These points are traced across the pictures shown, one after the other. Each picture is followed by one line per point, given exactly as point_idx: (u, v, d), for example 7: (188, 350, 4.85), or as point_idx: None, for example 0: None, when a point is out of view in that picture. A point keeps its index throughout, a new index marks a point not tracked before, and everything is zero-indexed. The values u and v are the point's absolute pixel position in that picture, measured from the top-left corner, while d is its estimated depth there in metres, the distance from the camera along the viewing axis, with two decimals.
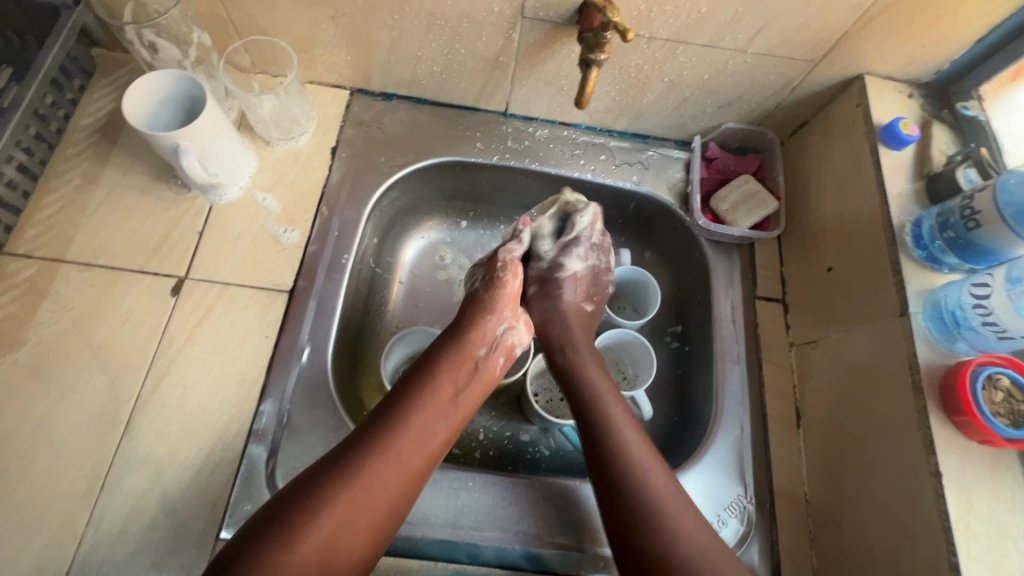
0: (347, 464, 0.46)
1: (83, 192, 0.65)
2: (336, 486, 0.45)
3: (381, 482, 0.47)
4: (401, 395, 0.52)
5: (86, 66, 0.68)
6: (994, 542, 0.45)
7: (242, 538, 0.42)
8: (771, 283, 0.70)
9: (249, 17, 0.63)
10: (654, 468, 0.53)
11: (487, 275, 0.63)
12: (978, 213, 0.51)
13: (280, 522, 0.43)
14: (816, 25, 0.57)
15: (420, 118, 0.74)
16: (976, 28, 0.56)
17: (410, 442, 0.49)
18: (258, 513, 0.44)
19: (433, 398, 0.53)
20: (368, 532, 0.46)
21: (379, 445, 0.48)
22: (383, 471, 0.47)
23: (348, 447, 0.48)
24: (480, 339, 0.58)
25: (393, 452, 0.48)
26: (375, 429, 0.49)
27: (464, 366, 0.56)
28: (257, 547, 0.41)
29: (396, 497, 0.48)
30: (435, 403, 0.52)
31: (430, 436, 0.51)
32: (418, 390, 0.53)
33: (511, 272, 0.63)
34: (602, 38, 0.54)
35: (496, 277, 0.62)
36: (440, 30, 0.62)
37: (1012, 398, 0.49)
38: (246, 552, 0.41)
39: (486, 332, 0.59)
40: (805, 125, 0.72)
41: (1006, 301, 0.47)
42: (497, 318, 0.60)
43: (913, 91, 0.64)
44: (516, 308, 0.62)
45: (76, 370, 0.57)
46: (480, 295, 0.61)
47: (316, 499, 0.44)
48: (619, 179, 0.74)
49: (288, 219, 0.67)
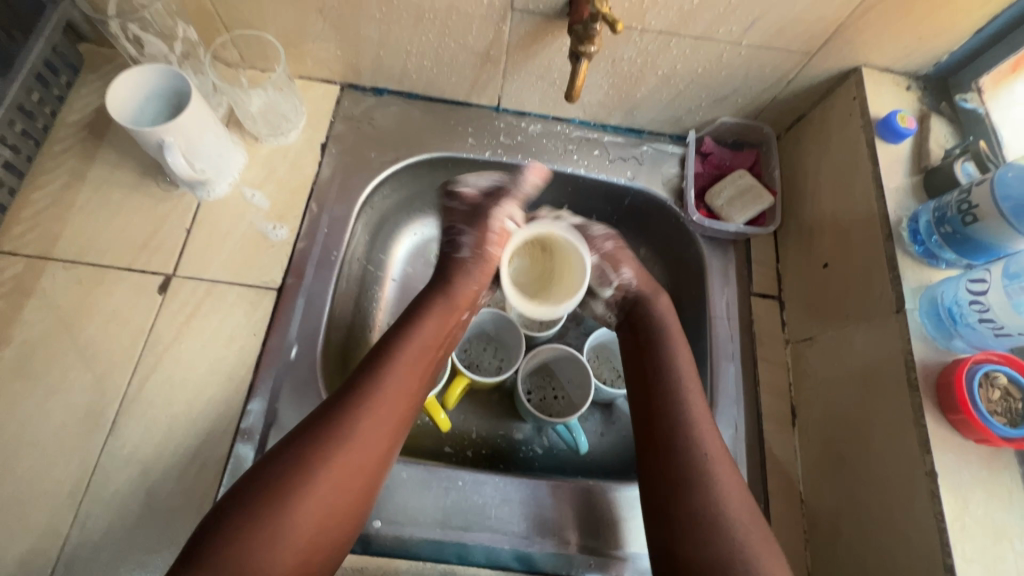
0: (339, 412, 0.48)
1: (70, 189, 0.64)
2: (323, 450, 0.46)
3: (376, 425, 0.48)
4: (374, 355, 0.52)
5: (73, 62, 0.68)
6: (991, 543, 0.44)
7: (216, 513, 0.43)
8: (767, 279, 0.69)
9: (235, 10, 0.62)
10: (706, 433, 0.51)
11: (478, 241, 0.62)
12: (976, 208, 0.50)
13: (261, 492, 0.43)
14: (811, 16, 0.56)
15: (411, 114, 0.73)
16: (977, 18, 0.55)
17: (392, 398, 0.50)
18: (234, 487, 0.44)
19: (410, 354, 0.53)
20: (365, 485, 0.47)
21: (357, 404, 0.48)
22: (369, 426, 0.48)
23: (323, 413, 0.48)
24: (458, 299, 0.59)
25: (377, 408, 0.49)
26: (351, 390, 0.49)
27: (441, 321, 0.57)
28: (261, 499, 0.43)
29: (386, 449, 0.49)
30: (414, 357, 0.53)
31: (411, 389, 0.52)
32: (392, 349, 0.53)
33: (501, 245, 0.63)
34: (591, 30, 0.53)
35: (489, 253, 0.62)
36: (429, 23, 0.61)
37: (1009, 396, 0.48)
38: (243, 507, 0.42)
39: (463, 293, 0.60)
40: (802, 119, 0.70)
41: (1003, 297, 0.46)
42: (479, 282, 0.62)
43: (912, 83, 0.63)
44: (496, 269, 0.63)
45: (62, 369, 0.57)
46: (468, 261, 0.62)
47: (312, 446, 0.46)
48: (613, 174, 0.73)
49: (276, 216, 0.66)
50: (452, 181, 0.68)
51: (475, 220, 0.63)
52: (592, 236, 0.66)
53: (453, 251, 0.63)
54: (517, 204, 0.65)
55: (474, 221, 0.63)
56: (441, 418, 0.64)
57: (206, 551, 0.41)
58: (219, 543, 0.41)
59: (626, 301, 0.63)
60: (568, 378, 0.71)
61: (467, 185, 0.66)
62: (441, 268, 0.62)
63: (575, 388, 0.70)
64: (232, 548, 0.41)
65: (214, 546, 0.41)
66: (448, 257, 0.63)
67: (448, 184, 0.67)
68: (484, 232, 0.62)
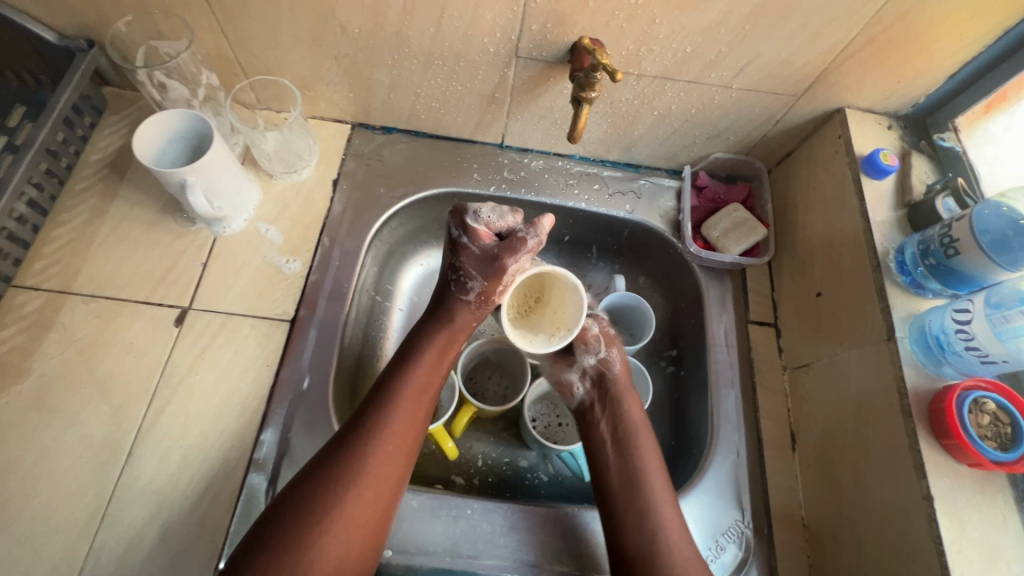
0: (341, 454, 0.50)
1: (91, 226, 0.67)
2: (336, 487, 0.48)
3: (381, 458, 0.50)
4: (378, 389, 0.54)
5: (96, 103, 0.71)
6: (988, 565, 0.46)
7: (241, 551, 0.46)
8: (763, 307, 0.72)
9: (255, 58, 0.66)
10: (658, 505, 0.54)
11: (485, 290, 0.60)
12: (957, 241, 0.53)
13: (282, 530, 0.46)
14: (795, 63, 0.60)
15: (418, 151, 0.77)
16: (948, 64, 0.59)
17: (399, 431, 0.52)
18: (257, 524, 0.47)
19: (412, 385, 0.55)
20: (381, 516, 0.49)
21: (365, 440, 0.50)
22: (380, 462, 0.50)
23: (334, 449, 0.50)
24: (457, 330, 0.60)
25: (385, 443, 0.51)
26: (356, 427, 0.51)
27: (440, 350, 0.58)
28: (269, 550, 0.45)
29: (396, 481, 0.51)
30: (415, 389, 0.55)
31: (416, 420, 0.54)
32: (394, 382, 0.54)
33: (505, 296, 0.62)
34: (592, 78, 0.56)
35: (495, 301, 0.61)
36: (438, 69, 0.65)
37: (998, 421, 0.50)
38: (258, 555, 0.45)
39: (463, 324, 0.61)
40: (791, 154, 0.74)
41: (986, 326, 0.49)
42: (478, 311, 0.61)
43: (892, 122, 0.67)
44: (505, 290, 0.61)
45: (80, 402, 0.58)
46: (470, 309, 0.61)
47: (321, 490, 0.48)
48: (612, 208, 0.76)
49: (289, 250, 0.69)
50: (467, 208, 0.63)
51: (480, 261, 0.61)
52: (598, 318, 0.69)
53: (456, 290, 0.61)
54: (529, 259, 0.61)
55: (486, 268, 0.60)
56: (449, 446, 0.65)
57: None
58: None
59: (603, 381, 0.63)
60: None
61: (482, 222, 0.63)
62: (442, 302, 0.62)
63: None
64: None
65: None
66: (447, 292, 0.62)
67: (462, 212, 0.63)
68: (491, 284, 0.60)
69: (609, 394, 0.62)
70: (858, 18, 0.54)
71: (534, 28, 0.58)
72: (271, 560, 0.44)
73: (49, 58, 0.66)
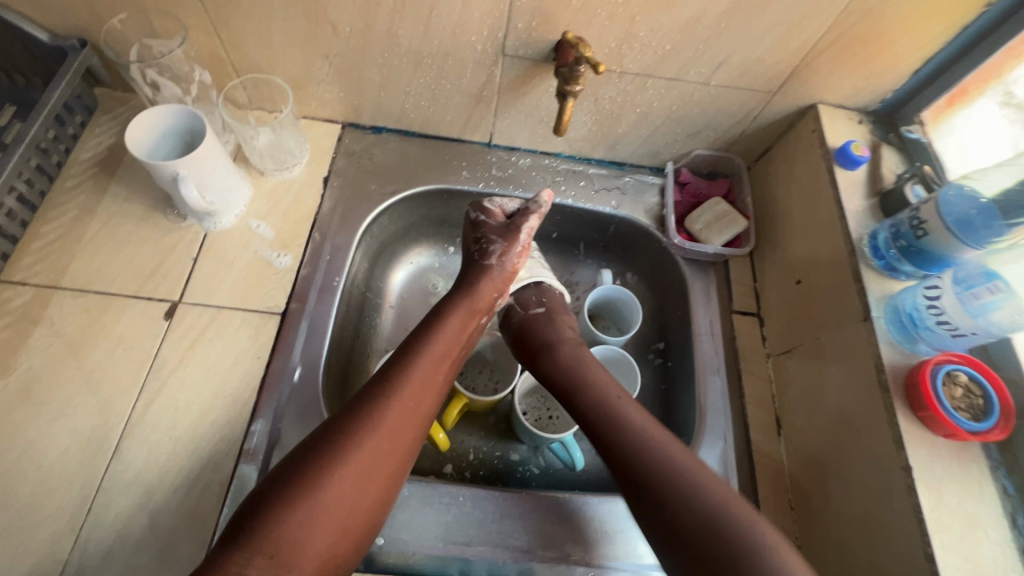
0: (362, 405, 0.51)
1: (80, 223, 0.67)
2: (356, 435, 0.49)
3: (401, 412, 0.52)
4: (401, 352, 0.57)
5: (88, 103, 0.72)
6: (966, 532, 0.47)
7: (251, 501, 0.45)
8: (746, 297, 0.74)
9: (247, 57, 0.67)
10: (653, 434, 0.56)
11: (506, 252, 0.65)
12: (925, 223, 0.55)
13: (297, 476, 0.46)
14: (769, 59, 0.63)
15: (408, 150, 0.78)
16: (912, 61, 0.62)
17: (419, 388, 0.54)
18: (268, 475, 0.47)
19: (433, 349, 0.57)
20: (393, 471, 0.51)
21: (389, 391, 0.52)
22: (398, 417, 0.52)
23: (352, 405, 0.51)
24: (479, 301, 0.63)
25: (403, 402, 0.53)
26: (377, 383, 0.53)
27: (463, 320, 0.61)
28: (279, 499, 0.45)
29: (412, 436, 0.53)
30: (436, 355, 0.57)
31: (435, 382, 0.56)
32: (416, 345, 0.57)
33: (523, 257, 0.67)
34: (576, 72, 0.59)
35: (515, 260, 0.66)
36: (427, 68, 0.67)
37: (970, 393, 0.52)
38: (267, 503, 0.45)
39: (488, 298, 0.64)
40: (768, 151, 0.77)
41: (956, 302, 0.51)
42: (499, 287, 0.65)
43: (863, 117, 0.70)
44: (526, 249, 0.67)
45: (67, 395, 0.57)
46: (495, 273, 0.65)
47: (339, 440, 0.49)
48: (598, 204, 0.78)
49: (280, 245, 0.69)
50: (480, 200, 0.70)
51: (500, 227, 0.66)
52: (515, 316, 0.70)
53: (478, 257, 0.66)
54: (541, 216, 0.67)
55: (505, 233, 0.66)
56: (441, 437, 0.65)
57: (238, 542, 0.42)
58: (251, 530, 0.43)
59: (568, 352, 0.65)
60: None
61: (496, 205, 0.69)
62: (470, 272, 0.66)
63: None
64: (266, 536, 0.43)
65: (248, 535, 0.43)
66: (473, 263, 0.66)
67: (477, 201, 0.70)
68: (512, 244, 0.65)
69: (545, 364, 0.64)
70: (826, 16, 0.57)
71: (519, 27, 0.60)
72: (281, 509, 0.44)
73: (41, 57, 0.67)
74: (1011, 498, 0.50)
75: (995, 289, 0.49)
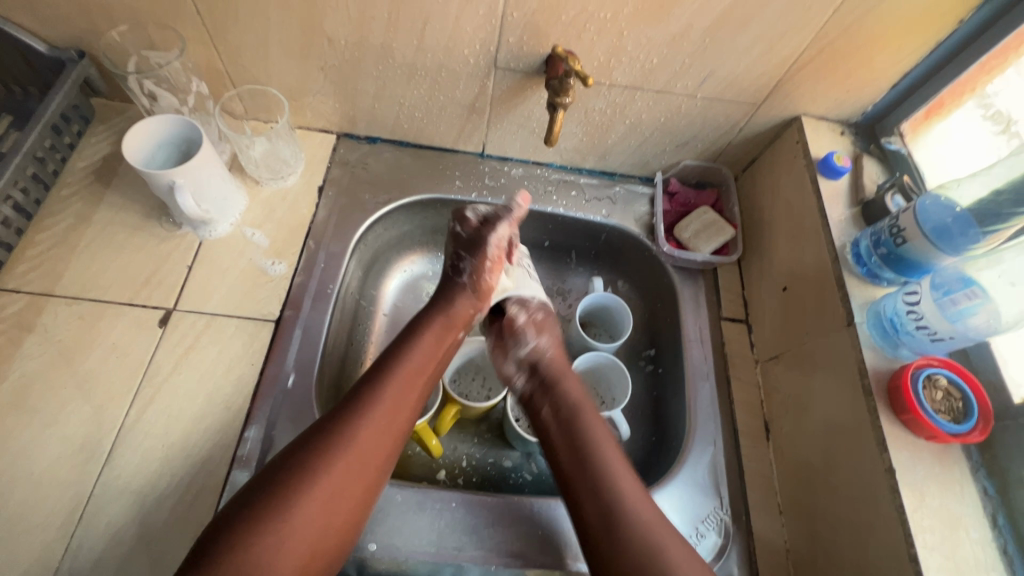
0: (335, 423, 0.52)
1: (75, 231, 0.67)
2: (327, 455, 0.49)
3: (373, 432, 0.52)
4: (376, 369, 0.57)
5: (85, 113, 0.72)
6: (948, 532, 0.48)
7: (224, 517, 0.46)
8: (734, 304, 0.75)
9: (244, 68, 0.68)
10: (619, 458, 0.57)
11: (476, 269, 0.68)
12: (904, 230, 0.57)
13: (271, 495, 0.46)
14: (754, 73, 0.65)
15: (402, 160, 0.80)
16: (890, 75, 0.65)
17: (393, 406, 0.55)
18: (241, 493, 0.47)
19: (407, 367, 0.58)
20: (365, 493, 0.51)
21: (363, 409, 0.53)
22: (370, 436, 0.52)
23: (328, 422, 0.52)
24: (455, 317, 0.65)
25: (376, 420, 0.53)
26: (351, 401, 0.54)
27: (439, 335, 0.63)
28: (251, 516, 0.45)
29: (386, 456, 0.53)
30: (411, 372, 0.58)
31: (409, 401, 0.57)
32: (391, 363, 0.58)
33: (495, 271, 0.69)
34: (566, 84, 0.61)
35: (487, 275, 0.68)
36: (421, 79, 0.69)
37: (951, 396, 0.53)
38: (241, 520, 0.45)
39: (462, 314, 0.66)
40: (755, 161, 0.79)
41: (934, 307, 0.52)
42: (473, 303, 0.68)
43: (845, 129, 0.72)
44: (498, 262, 0.69)
45: (59, 403, 0.58)
46: (467, 289, 0.68)
47: (311, 459, 0.49)
48: (589, 213, 0.80)
49: (275, 253, 0.70)
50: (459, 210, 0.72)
51: (470, 240, 0.68)
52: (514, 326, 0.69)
53: (453, 275, 0.69)
54: (510, 229, 0.69)
55: (473, 248, 0.68)
56: (434, 443, 0.66)
57: (212, 562, 0.43)
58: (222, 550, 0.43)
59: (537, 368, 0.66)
60: None
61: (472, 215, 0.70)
62: (445, 290, 0.68)
63: None
64: (237, 557, 0.43)
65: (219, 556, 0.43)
66: (449, 280, 0.69)
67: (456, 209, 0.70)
68: (481, 260, 0.67)
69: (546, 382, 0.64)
70: (807, 32, 0.59)
71: (511, 40, 0.62)
72: (254, 527, 0.45)
73: (39, 68, 0.68)
74: (990, 499, 0.51)
75: (972, 296, 0.51)
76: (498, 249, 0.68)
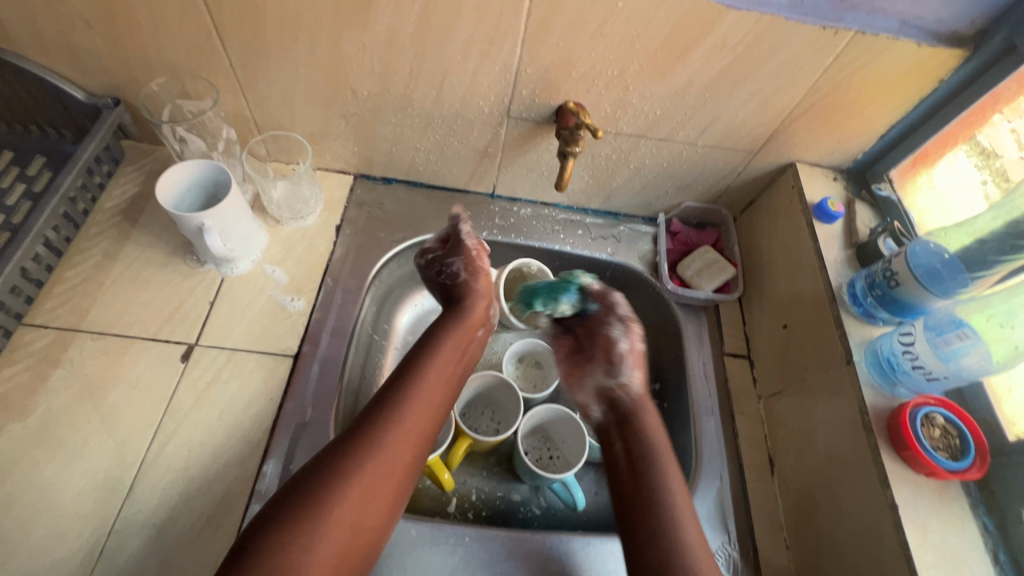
0: (368, 424, 0.54)
1: (102, 268, 0.70)
2: (362, 454, 0.51)
3: (405, 434, 0.55)
4: (401, 374, 0.60)
5: (115, 154, 0.76)
6: (952, 568, 0.50)
7: (257, 520, 0.46)
8: (736, 340, 0.78)
9: (270, 115, 0.72)
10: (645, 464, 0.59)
11: (470, 266, 0.71)
12: (897, 274, 0.60)
13: (307, 492, 0.48)
14: (751, 123, 0.69)
15: (416, 200, 0.83)
16: (877, 126, 0.69)
17: (420, 409, 0.58)
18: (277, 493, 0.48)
19: (432, 375, 0.61)
20: (394, 492, 0.53)
21: (393, 412, 0.56)
22: (403, 438, 0.55)
23: (360, 423, 0.54)
24: (471, 319, 0.69)
25: (405, 422, 0.56)
26: (382, 405, 0.56)
27: (459, 340, 0.66)
28: (289, 514, 0.46)
29: (413, 458, 0.55)
30: (437, 378, 0.61)
31: (434, 403, 0.59)
32: (419, 368, 0.61)
33: (483, 260, 0.73)
34: (576, 135, 0.66)
35: (480, 266, 0.72)
36: (437, 127, 0.73)
37: (948, 433, 0.56)
38: (279, 518, 0.46)
39: (480, 315, 0.70)
40: (752, 203, 0.83)
41: (928, 347, 0.56)
42: (486, 298, 0.71)
43: (837, 175, 0.76)
44: (480, 257, 0.73)
45: (83, 437, 0.59)
46: (475, 288, 0.71)
47: (347, 458, 0.51)
48: (595, 251, 0.83)
49: (294, 289, 0.73)
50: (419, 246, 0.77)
51: (447, 249, 0.72)
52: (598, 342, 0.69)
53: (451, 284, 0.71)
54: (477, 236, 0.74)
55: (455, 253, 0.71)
56: (446, 477, 0.66)
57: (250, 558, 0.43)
58: (262, 546, 0.44)
59: (618, 404, 0.66)
60: (562, 439, 0.76)
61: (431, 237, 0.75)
62: (451, 299, 0.71)
63: (569, 447, 0.75)
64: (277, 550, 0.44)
65: (259, 547, 0.44)
66: (448, 288, 0.71)
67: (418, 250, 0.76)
68: (468, 261, 0.71)
69: (626, 419, 0.64)
70: (800, 88, 0.64)
71: (524, 93, 0.66)
72: (292, 524, 0.46)
73: (74, 113, 0.72)
74: (990, 535, 0.53)
75: (964, 336, 0.54)
76: (476, 247, 0.73)
